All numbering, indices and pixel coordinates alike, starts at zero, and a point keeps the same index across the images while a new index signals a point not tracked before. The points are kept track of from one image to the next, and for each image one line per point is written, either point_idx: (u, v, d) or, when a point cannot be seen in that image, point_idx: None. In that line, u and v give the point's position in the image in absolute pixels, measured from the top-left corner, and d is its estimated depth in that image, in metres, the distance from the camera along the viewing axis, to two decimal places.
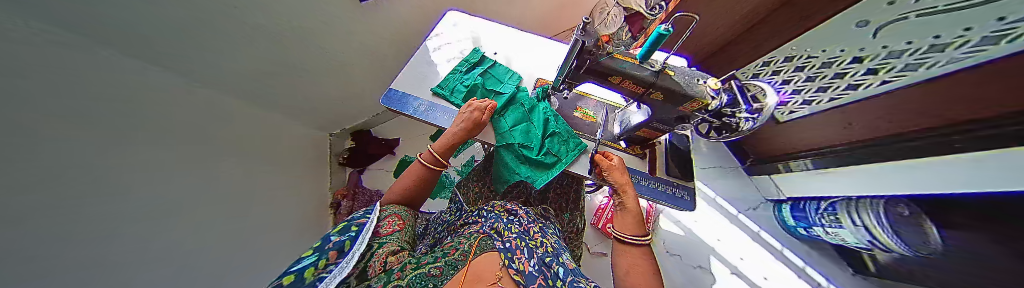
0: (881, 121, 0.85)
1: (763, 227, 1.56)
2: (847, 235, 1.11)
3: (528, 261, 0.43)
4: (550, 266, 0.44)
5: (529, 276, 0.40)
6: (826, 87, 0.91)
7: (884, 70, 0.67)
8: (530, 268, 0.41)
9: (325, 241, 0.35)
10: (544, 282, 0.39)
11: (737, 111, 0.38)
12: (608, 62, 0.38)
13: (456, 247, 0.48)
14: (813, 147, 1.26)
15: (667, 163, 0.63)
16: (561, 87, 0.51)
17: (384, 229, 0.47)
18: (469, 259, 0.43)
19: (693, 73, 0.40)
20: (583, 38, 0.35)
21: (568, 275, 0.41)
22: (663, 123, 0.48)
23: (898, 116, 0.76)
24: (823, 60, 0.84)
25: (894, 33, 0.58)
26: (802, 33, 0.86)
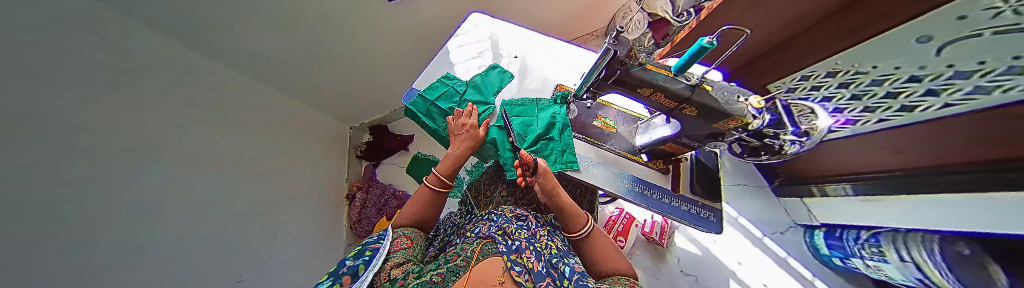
0: (933, 147, 0.75)
1: (792, 253, 1.44)
2: (892, 270, 1.00)
3: (538, 261, 0.43)
4: (557, 266, 0.44)
5: (538, 276, 0.39)
6: (874, 107, 0.78)
7: (946, 90, 0.54)
8: (539, 268, 0.42)
9: (340, 266, 0.42)
10: (553, 281, 0.39)
11: (782, 132, 0.35)
12: (640, 74, 0.37)
13: (457, 254, 0.49)
14: (854, 171, 1.14)
15: (691, 181, 0.60)
16: (584, 95, 0.50)
17: (396, 247, 0.51)
18: (472, 264, 0.44)
19: (733, 88, 0.37)
20: (617, 47, 0.33)
21: (574, 274, 0.41)
22: (692, 139, 0.46)
23: (954, 145, 0.67)
24: (872, 77, 0.71)
25: (964, 51, 0.44)
26: (848, 47, 0.72)
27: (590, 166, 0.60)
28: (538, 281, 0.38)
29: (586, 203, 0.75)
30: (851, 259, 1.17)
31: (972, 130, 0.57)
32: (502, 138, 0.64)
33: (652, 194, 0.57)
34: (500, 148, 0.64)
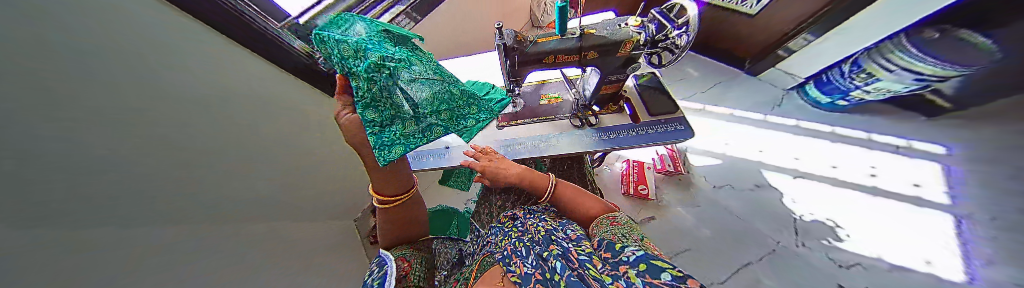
0: None
1: (800, 117, 1.44)
2: (887, 84, 1.06)
3: (524, 262, 0.40)
4: (548, 260, 0.38)
5: (525, 276, 0.37)
6: None
7: None
8: (526, 268, 0.39)
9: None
10: (541, 276, 0.35)
11: (665, 34, 0.41)
12: (536, 48, 0.43)
13: (459, 278, 0.50)
14: (800, 21, 1.19)
15: (646, 107, 0.63)
16: (514, 88, 0.54)
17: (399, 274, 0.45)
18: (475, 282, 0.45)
19: (614, 22, 0.44)
20: (504, 39, 0.41)
21: (563, 268, 0.34)
22: (616, 74, 0.50)
23: None
24: None
25: None
26: None
27: (554, 139, 0.63)
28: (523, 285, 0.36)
29: (577, 173, 0.76)
30: (852, 94, 1.19)
31: None
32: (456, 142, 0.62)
33: (617, 135, 0.60)
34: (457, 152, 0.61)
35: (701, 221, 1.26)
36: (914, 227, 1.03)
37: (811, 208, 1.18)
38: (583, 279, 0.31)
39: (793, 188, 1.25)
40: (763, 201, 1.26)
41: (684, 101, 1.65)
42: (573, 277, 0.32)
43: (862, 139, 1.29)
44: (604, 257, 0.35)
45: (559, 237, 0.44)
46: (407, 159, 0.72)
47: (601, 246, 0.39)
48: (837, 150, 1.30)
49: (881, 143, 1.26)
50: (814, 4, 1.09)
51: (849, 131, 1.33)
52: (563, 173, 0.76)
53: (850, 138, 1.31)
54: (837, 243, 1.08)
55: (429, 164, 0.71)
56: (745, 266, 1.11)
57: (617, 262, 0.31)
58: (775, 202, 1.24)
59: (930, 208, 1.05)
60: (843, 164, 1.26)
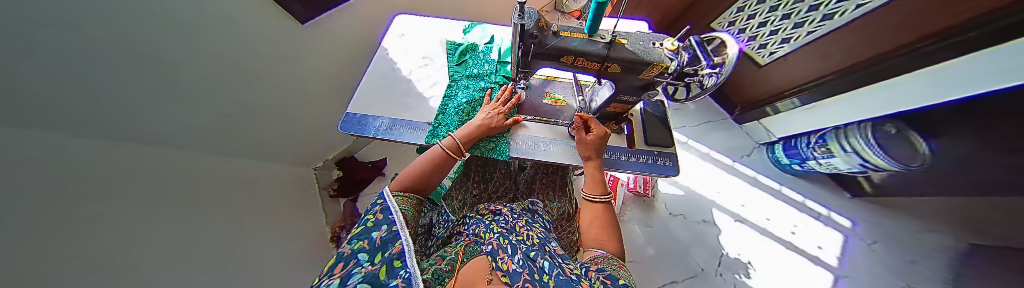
0: (895, 30, 0.76)
1: (759, 170, 1.59)
2: (840, 163, 1.16)
3: (512, 258, 0.36)
4: (535, 260, 0.36)
5: (512, 275, 0.33)
6: None
7: None
8: (515, 265, 0.35)
9: (370, 238, 0.35)
10: (531, 277, 0.32)
11: (699, 68, 0.36)
12: (556, 42, 0.36)
13: (439, 258, 0.46)
14: (796, 84, 1.25)
15: (644, 134, 0.62)
16: (520, 80, 0.49)
17: (404, 215, 0.43)
18: (456, 270, 0.41)
19: (648, 38, 0.39)
20: (524, 20, 0.33)
21: (554, 269, 0.34)
22: (630, 95, 0.46)
23: (914, 21, 0.69)
24: None
25: None
26: None
27: (548, 145, 0.60)
28: (511, 283, 0.31)
29: (559, 180, 0.76)
30: (807, 162, 1.32)
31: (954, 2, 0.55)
32: (447, 112, 0.67)
33: (611, 156, 0.58)
34: (443, 118, 0.66)
35: (650, 240, 1.40)
36: (804, 279, 1.27)
37: (740, 249, 1.37)
38: (571, 282, 0.31)
39: (732, 230, 1.42)
40: (706, 234, 1.42)
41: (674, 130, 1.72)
42: (564, 279, 0.31)
43: (799, 202, 1.48)
44: (600, 281, 0.32)
45: (551, 249, 0.42)
46: (383, 124, 0.63)
47: (592, 271, 0.36)
48: (777, 207, 1.47)
49: (811, 208, 1.46)
50: (816, 73, 1.13)
51: (793, 193, 1.51)
52: (546, 177, 0.75)
53: (791, 199, 1.49)
54: (745, 279, 1.28)
55: (406, 137, 0.62)
56: (670, 283, 1.28)
57: None
58: (713, 237, 1.41)
59: (821, 267, 1.29)
60: (776, 219, 1.44)
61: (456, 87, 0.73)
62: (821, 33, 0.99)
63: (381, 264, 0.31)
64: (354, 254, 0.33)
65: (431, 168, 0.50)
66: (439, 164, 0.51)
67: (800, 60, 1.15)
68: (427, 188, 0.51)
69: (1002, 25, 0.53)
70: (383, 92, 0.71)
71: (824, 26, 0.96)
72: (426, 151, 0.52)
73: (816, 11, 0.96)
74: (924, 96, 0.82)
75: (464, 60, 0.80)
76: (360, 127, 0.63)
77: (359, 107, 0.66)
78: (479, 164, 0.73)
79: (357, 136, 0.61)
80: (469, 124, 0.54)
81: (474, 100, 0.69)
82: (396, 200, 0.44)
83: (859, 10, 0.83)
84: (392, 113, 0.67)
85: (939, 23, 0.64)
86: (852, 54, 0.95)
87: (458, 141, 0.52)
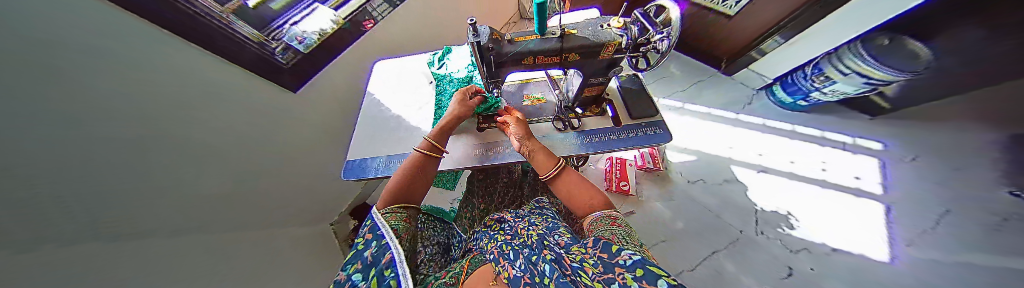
0: None
1: (766, 116, 1.54)
2: (846, 86, 1.12)
3: (514, 265, 0.37)
4: (538, 264, 0.35)
5: (514, 279, 0.34)
6: None
7: None
8: (515, 270, 0.35)
9: (362, 258, 0.35)
10: (531, 280, 0.32)
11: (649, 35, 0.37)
12: (514, 48, 0.39)
13: (444, 271, 0.45)
14: (773, 24, 1.24)
15: (628, 110, 0.63)
16: (494, 89, 0.51)
17: (399, 231, 0.40)
18: (461, 281, 0.41)
19: (594, 23, 0.41)
20: (478, 38, 0.37)
21: (555, 272, 0.30)
22: (598, 77, 0.48)
23: None
24: None
25: None
26: None
27: (536, 143, 0.61)
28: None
29: None
30: (811, 95, 1.28)
31: None
32: (443, 106, 0.79)
33: (598, 139, 0.59)
34: (442, 114, 0.77)
35: (677, 215, 1.34)
36: (848, 216, 1.18)
37: (772, 201, 1.30)
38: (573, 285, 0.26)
39: (756, 183, 1.36)
40: (732, 194, 1.36)
41: (667, 98, 1.71)
42: (563, 281, 0.27)
43: (817, 137, 1.41)
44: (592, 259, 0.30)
45: (552, 243, 0.41)
46: (381, 163, 0.66)
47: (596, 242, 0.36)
48: (795, 148, 1.42)
49: (833, 140, 1.38)
50: (784, 9, 1.15)
51: (808, 129, 1.45)
52: None
53: (807, 137, 1.43)
54: (790, 231, 1.20)
55: None
56: (713, 255, 1.21)
57: (607, 268, 0.26)
58: (741, 195, 1.35)
59: (866, 199, 1.19)
60: (800, 160, 1.38)
61: (443, 84, 0.85)
62: None
63: (373, 277, 0.31)
64: (349, 276, 0.32)
65: (413, 172, 0.51)
66: (419, 165, 0.53)
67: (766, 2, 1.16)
68: (415, 197, 0.49)
69: None
70: (377, 130, 0.76)
71: None
72: (407, 160, 0.54)
73: None
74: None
75: (442, 60, 0.92)
76: (360, 170, 0.66)
77: (356, 154, 0.70)
78: (480, 178, 0.76)
79: (358, 180, 0.64)
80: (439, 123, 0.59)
81: (462, 87, 0.83)
82: (383, 216, 0.42)
83: None
84: (387, 150, 0.71)
85: None
86: None
87: (432, 141, 0.56)
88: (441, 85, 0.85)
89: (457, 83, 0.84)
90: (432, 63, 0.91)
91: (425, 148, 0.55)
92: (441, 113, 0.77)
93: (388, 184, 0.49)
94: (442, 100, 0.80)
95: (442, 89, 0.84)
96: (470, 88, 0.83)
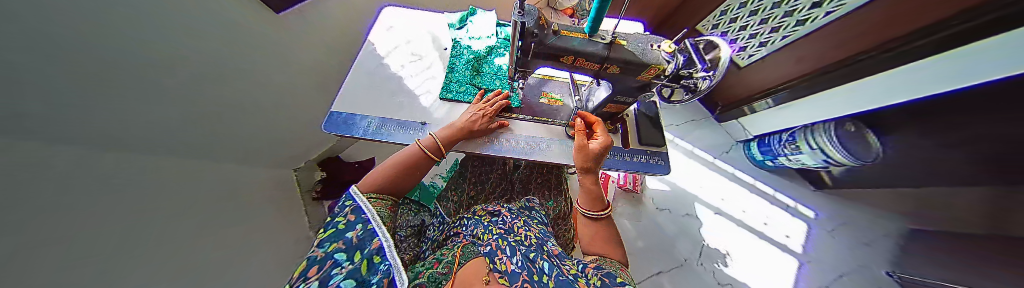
0: (857, 37, 0.83)
1: (738, 167, 1.68)
2: (806, 158, 1.25)
3: (511, 259, 0.37)
4: (535, 261, 0.38)
5: (511, 276, 0.33)
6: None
7: None
8: (513, 266, 0.36)
9: (343, 240, 0.31)
10: (529, 277, 0.33)
11: (693, 71, 0.36)
12: (557, 43, 0.36)
13: (437, 260, 0.46)
14: (769, 87, 1.32)
15: (638, 134, 0.64)
16: (518, 79, 0.48)
17: (382, 218, 0.38)
18: (454, 271, 0.41)
19: (646, 39, 0.39)
20: (524, 18, 0.32)
21: (553, 269, 0.35)
22: (625, 96, 0.47)
23: (884, 25, 0.74)
24: None
25: None
26: None
27: (544, 145, 0.59)
28: (510, 283, 0.32)
29: (554, 178, 0.77)
30: (778, 158, 1.41)
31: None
32: (455, 71, 0.73)
33: (604, 155, 0.59)
34: (453, 78, 0.72)
35: (639, 234, 1.45)
36: (771, 266, 1.37)
37: (719, 240, 1.46)
38: (570, 280, 0.31)
39: (712, 222, 1.51)
40: (689, 227, 1.50)
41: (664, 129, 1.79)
42: (562, 279, 0.31)
43: (771, 195, 1.58)
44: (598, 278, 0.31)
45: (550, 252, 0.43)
46: (371, 123, 0.60)
47: (589, 268, 0.35)
48: (753, 202, 1.57)
49: (779, 200, 1.56)
50: (780, 79, 1.23)
51: (765, 187, 1.61)
52: (541, 176, 0.75)
53: (764, 193, 1.59)
54: (723, 267, 1.38)
55: (398, 138, 0.59)
56: (657, 275, 1.34)
57: None
58: (696, 229, 1.50)
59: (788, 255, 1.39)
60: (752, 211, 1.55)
61: (460, 48, 0.79)
62: (796, 37, 1.04)
63: (362, 261, 0.28)
64: (330, 255, 0.29)
65: (406, 168, 0.46)
66: (416, 162, 0.48)
67: (773, 64, 1.21)
68: (400, 192, 0.46)
69: (966, 31, 0.57)
70: (374, 85, 0.68)
71: (799, 31, 1.02)
72: (404, 151, 0.48)
73: (790, 18, 1.02)
74: (895, 93, 0.89)
75: (465, 23, 0.85)
76: (346, 126, 0.59)
77: (345, 106, 0.62)
78: (475, 164, 0.73)
79: (343, 136, 0.57)
80: (450, 124, 0.54)
81: (480, 57, 0.77)
82: (368, 201, 0.39)
83: (828, 18, 0.89)
84: (380, 112, 0.64)
85: (904, 26, 0.69)
86: (811, 62, 1.05)
87: (439, 140, 0.51)
88: (458, 48, 0.78)
89: (475, 52, 0.78)
90: (453, 26, 0.83)
91: (427, 146, 0.50)
92: (452, 77, 0.72)
93: (377, 170, 0.44)
94: (456, 63, 0.75)
95: (459, 53, 0.77)
96: (487, 60, 0.78)
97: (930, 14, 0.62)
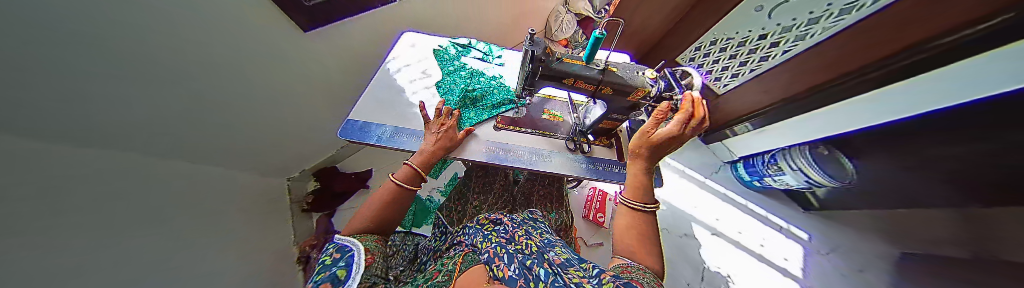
0: (816, 70, 0.95)
1: (729, 187, 1.74)
2: (791, 179, 1.31)
3: (508, 266, 0.38)
4: (532, 268, 0.37)
5: (508, 280, 0.34)
6: (801, 35, 0.94)
7: (865, 2, 0.70)
8: (511, 273, 0.36)
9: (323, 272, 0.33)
10: (526, 284, 0.33)
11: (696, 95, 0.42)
12: (560, 67, 0.43)
13: (437, 270, 0.46)
14: (746, 112, 1.44)
15: (631, 149, 0.70)
16: (524, 97, 0.54)
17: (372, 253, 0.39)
18: (454, 278, 0.41)
19: (633, 67, 0.47)
20: (533, 47, 0.40)
21: (548, 276, 0.33)
22: (619, 114, 0.54)
23: (840, 59, 0.85)
24: (842, 5, 0.77)
25: None
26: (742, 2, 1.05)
27: (547, 156, 0.65)
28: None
29: (555, 192, 0.80)
30: (765, 179, 1.47)
31: (871, 32, 0.72)
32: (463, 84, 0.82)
33: (601, 167, 0.64)
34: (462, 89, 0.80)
35: None
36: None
37: (719, 262, 1.45)
38: (566, 284, 0.29)
39: (709, 242, 1.51)
40: (687, 247, 1.51)
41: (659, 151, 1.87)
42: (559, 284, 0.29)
43: (764, 215, 1.62)
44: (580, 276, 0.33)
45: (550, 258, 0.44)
46: (386, 131, 0.64)
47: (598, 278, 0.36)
48: (746, 220, 1.60)
49: (773, 221, 1.59)
50: (756, 106, 1.35)
51: (757, 207, 1.65)
52: (543, 189, 0.78)
53: (757, 213, 1.63)
54: None
55: (409, 145, 0.63)
56: None
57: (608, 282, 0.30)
58: (695, 251, 1.49)
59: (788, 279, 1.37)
60: (748, 232, 1.56)
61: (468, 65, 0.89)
62: (761, 71, 1.19)
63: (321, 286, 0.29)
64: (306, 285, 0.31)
65: (385, 209, 0.48)
66: (394, 198, 0.50)
67: (746, 94, 1.35)
68: (387, 227, 0.49)
69: (912, 63, 0.67)
70: (388, 100, 0.74)
71: (765, 65, 1.16)
72: (379, 193, 0.50)
73: (755, 55, 1.18)
74: (853, 120, 1.00)
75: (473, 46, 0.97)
76: (360, 133, 0.63)
77: (360, 115, 0.67)
78: (479, 174, 0.79)
79: (358, 142, 0.61)
80: (421, 151, 0.57)
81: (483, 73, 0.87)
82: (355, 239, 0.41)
83: (787, 55, 1.04)
84: (395, 121, 0.69)
85: (857, 59, 0.80)
86: (779, 92, 1.18)
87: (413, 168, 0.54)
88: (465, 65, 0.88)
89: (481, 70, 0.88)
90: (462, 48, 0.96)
91: (401, 181, 0.52)
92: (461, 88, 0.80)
93: (354, 218, 0.46)
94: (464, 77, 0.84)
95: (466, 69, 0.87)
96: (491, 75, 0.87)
97: (874, 48, 0.74)
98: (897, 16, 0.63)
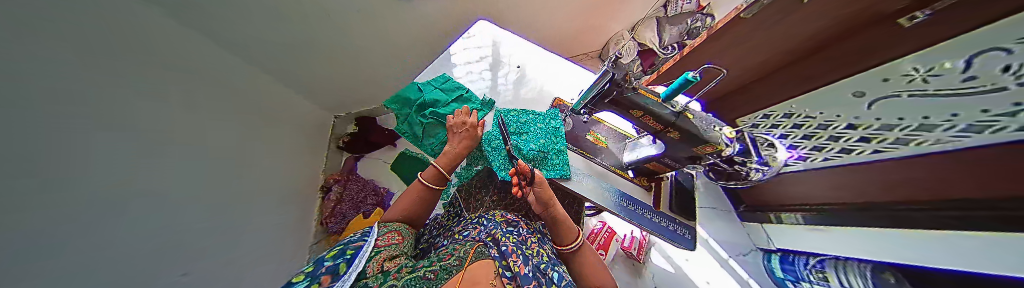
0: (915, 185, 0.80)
1: (752, 275, 1.54)
2: None
3: (524, 264, 0.44)
4: (545, 271, 0.46)
5: (524, 277, 0.41)
6: (869, 137, 0.83)
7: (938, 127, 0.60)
8: (526, 271, 0.43)
9: (319, 266, 0.41)
10: (539, 284, 0.41)
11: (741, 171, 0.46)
12: (633, 97, 0.42)
13: (450, 252, 0.48)
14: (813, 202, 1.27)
15: (670, 200, 0.66)
16: (581, 112, 0.53)
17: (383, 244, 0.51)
18: (465, 264, 0.43)
19: (710, 119, 0.43)
20: (614, 71, 0.39)
21: (562, 281, 0.44)
22: (674, 160, 0.53)
23: (948, 182, 0.69)
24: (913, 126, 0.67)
25: (928, 105, 0.58)
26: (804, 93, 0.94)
27: (580, 178, 0.66)
28: (524, 285, 0.39)
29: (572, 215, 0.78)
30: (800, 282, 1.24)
31: (964, 166, 0.61)
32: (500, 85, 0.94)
33: (634, 209, 0.62)
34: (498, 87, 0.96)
35: None
36: None
37: None
38: None
39: None
40: None
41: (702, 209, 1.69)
42: None
43: None
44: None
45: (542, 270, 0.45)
46: None
47: None
48: None
49: None
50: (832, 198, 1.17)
51: None
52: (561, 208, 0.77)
53: None
54: None
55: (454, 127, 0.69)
56: None
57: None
58: None
59: None
60: None
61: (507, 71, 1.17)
62: (837, 163, 1.00)
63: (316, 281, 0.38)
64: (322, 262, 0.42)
65: (418, 203, 0.63)
66: (425, 195, 0.64)
67: (811, 181, 1.18)
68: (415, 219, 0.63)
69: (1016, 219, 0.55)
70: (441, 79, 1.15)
71: (841, 157, 0.98)
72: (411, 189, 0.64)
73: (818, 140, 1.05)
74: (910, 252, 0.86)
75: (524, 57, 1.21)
76: None
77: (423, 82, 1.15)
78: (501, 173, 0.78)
79: None
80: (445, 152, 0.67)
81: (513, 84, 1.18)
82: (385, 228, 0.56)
83: (868, 156, 0.87)
84: None
85: (963, 186, 0.66)
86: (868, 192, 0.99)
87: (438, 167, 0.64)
88: None
89: None
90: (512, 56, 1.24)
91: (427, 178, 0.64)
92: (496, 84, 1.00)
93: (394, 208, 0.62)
94: None
95: None
96: None
97: (991, 188, 0.60)
98: (984, 160, 0.54)
